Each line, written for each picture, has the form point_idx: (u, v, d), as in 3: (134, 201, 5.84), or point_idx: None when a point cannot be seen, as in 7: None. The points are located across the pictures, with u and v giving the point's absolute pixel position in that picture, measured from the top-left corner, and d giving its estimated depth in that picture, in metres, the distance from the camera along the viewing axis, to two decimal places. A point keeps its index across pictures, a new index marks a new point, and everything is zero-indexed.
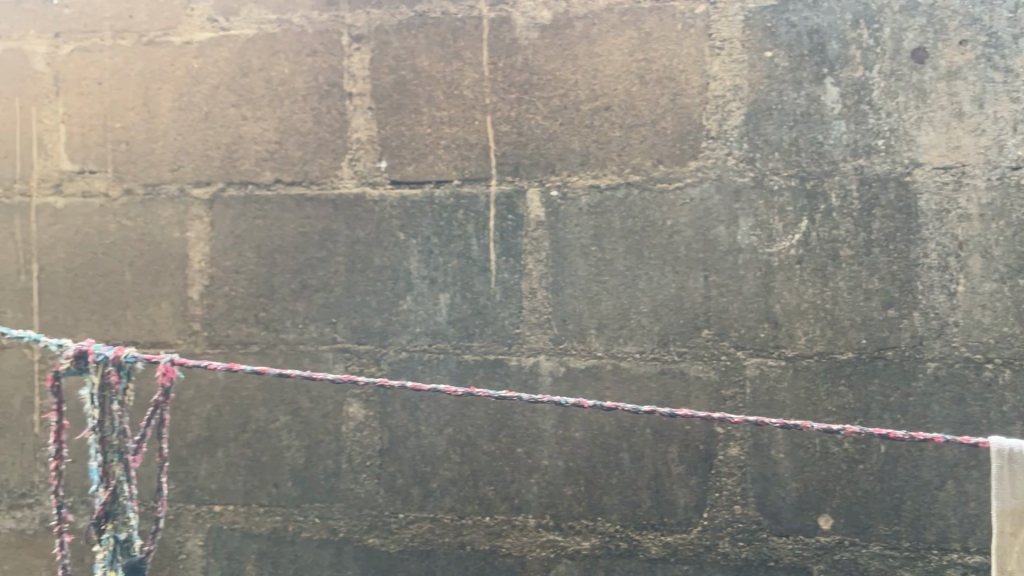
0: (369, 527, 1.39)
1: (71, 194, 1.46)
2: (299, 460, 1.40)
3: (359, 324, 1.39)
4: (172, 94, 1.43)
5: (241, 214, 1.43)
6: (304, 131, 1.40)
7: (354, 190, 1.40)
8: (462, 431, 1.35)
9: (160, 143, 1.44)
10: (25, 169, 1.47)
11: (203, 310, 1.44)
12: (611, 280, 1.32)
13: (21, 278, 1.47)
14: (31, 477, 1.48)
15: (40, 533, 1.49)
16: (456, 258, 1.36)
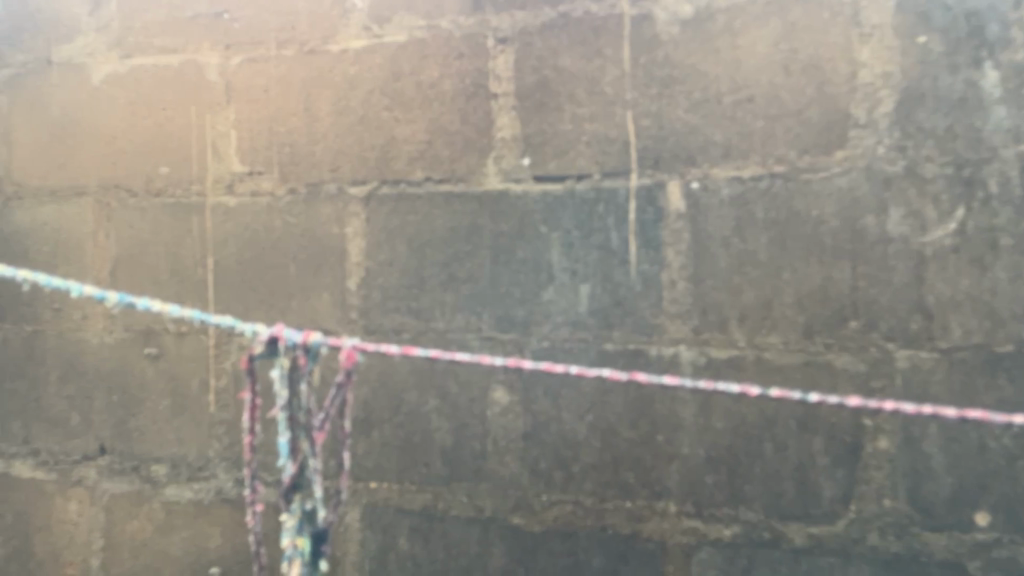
0: (514, 507, 1.44)
1: (241, 193, 1.59)
2: (448, 442, 1.47)
3: (503, 313, 1.45)
4: (330, 99, 1.53)
5: (393, 211, 1.51)
6: (452, 131, 1.46)
7: (499, 185, 1.44)
8: (603, 418, 1.39)
9: (321, 145, 1.55)
10: (201, 171, 1.61)
11: (359, 300, 1.54)
12: (754, 271, 1.32)
13: (198, 270, 1.61)
14: (206, 451, 1.60)
15: (215, 504, 1.61)
16: (597, 250, 1.39)
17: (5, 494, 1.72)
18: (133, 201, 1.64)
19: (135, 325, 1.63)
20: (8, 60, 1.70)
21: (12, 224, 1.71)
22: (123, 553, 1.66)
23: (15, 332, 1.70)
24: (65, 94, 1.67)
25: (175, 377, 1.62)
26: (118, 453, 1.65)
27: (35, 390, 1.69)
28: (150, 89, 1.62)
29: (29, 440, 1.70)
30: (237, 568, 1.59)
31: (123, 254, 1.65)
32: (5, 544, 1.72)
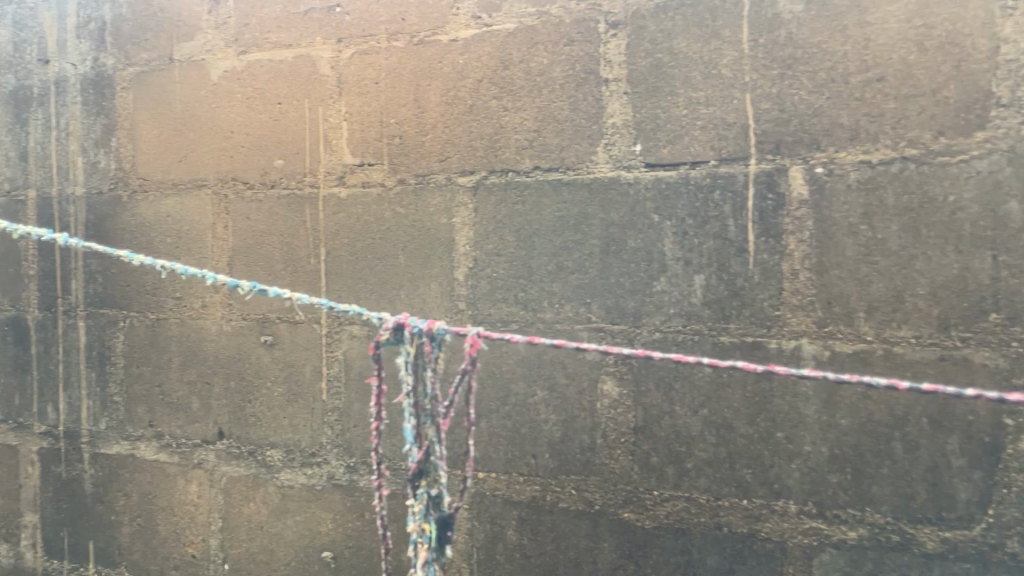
0: (624, 502, 1.41)
1: (352, 184, 1.61)
2: (556, 434, 1.44)
3: (614, 304, 1.41)
4: (439, 90, 1.53)
5: (501, 200, 1.49)
6: (561, 119, 1.43)
7: (610, 173, 1.41)
8: (719, 413, 1.34)
9: (429, 135, 1.55)
10: (314, 163, 1.64)
11: (467, 290, 1.52)
12: (883, 260, 1.25)
13: (311, 260, 1.64)
14: (319, 438, 1.64)
15: (327, 489, 1.64)
16: (712, 239, 1.34)
17: (131, 475, 1.80)
18: (249, 193, 1.69)
19: (251, 314, 1.68)
20: (133, 60, 1.78)
21: (138, 216, 1.78)
22: (241, 534, 1.71)
23: (141, 320, 1.78)
24: (186, 91, 1.73)
25: (290, 364, 1.66)
26: (236, 437, 1.71)
27: (160, 376, 1.77)
28: (265, 83, 1.66)
29: (154, 423, 1.78)
30: (348, 553, 1.62)
31: (240, 245, 1.70)
32: (131, 522, 1.80)
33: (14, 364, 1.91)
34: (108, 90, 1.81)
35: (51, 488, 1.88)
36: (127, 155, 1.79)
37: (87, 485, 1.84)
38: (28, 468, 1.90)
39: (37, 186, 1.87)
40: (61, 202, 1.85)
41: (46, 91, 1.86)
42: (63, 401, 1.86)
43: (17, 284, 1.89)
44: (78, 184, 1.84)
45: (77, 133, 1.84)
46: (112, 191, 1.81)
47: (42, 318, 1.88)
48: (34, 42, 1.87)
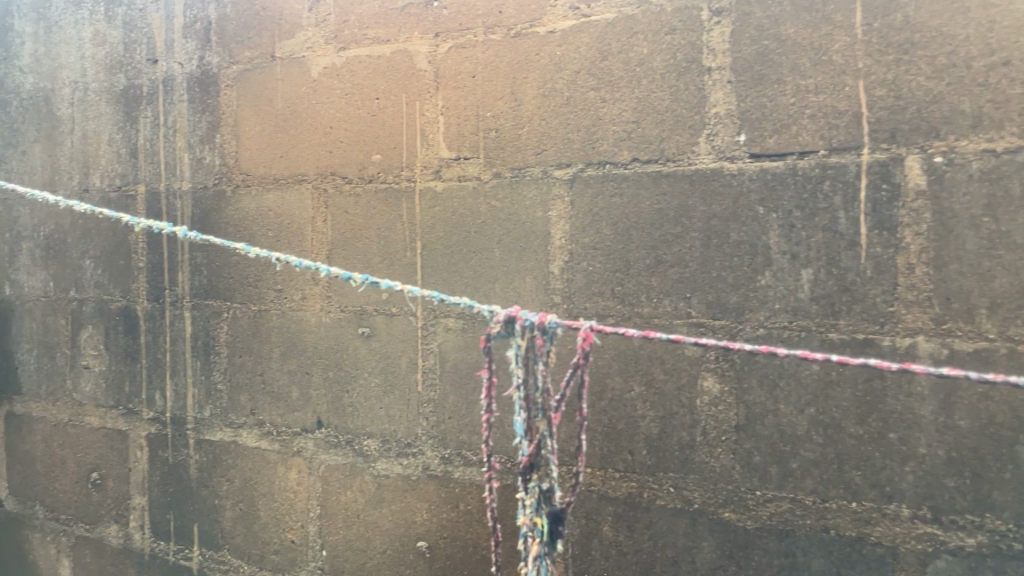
0: (725, 501, 1.37)
1: (448, 178, 1.61)
2: (654, 430, 1.42)
3: (715, 299, 1.37)
4: (536, 82, 1.51)
5: (599, 193, 1.47)
6: (662, 109, 1.41)
7: (712, 164, 1.38)
8: (827, 412, 1.30)
9: (525, 128, 1.53)
10: (411, 157, 1.65)
11: (563, 284, 1.50)
12: (1008, 254, 1.19)
13: (407, 254, 1.65)
14: (415, 428, 1.66)
15: (422, 480, 1.65)
16: (822, 232, 1.30)
17: (233, 461, 1.86)
18: (348, 187, 1.71)
19: (349, 306, 1.71)
20: (237, 58, 1.83)
21: (241, 210, 1.84)
22: (338, 522, 1.75)
23: (243, 311, 1.83)
24: (288, 88, 1.77)
25: (386, 356, 1.68)
26: (334, 426, 1.74)
27: (261, 365, 1.82)
28: (364, 79, 1.68)
29: (255, 411, 1.83)
30: (443, 543, 1.63)
31: (338, 238, 1.73)
32: (233, 507, 1.86)
33: (125, 352, 1.99)
34: (213, 87, 1.86)
35: (158, 472, 1.96)
36: (231, 151, 1.85)
37: (192, 470, 1.91)
38: (137, 452, 1.98)
39: (146, 181, 1.95)
40: (169, 196, 1.92)
41: (155, 90, 1.93)
42: (170, 389, 1.94)
43: (128, 275, 1.98)
44: (185, 179, 1.90)
45: (184, 130, 1.90)
46: (216, 185, 1.86)
47: (151, 308, 1.95)
48: (144, 42, 1.94)
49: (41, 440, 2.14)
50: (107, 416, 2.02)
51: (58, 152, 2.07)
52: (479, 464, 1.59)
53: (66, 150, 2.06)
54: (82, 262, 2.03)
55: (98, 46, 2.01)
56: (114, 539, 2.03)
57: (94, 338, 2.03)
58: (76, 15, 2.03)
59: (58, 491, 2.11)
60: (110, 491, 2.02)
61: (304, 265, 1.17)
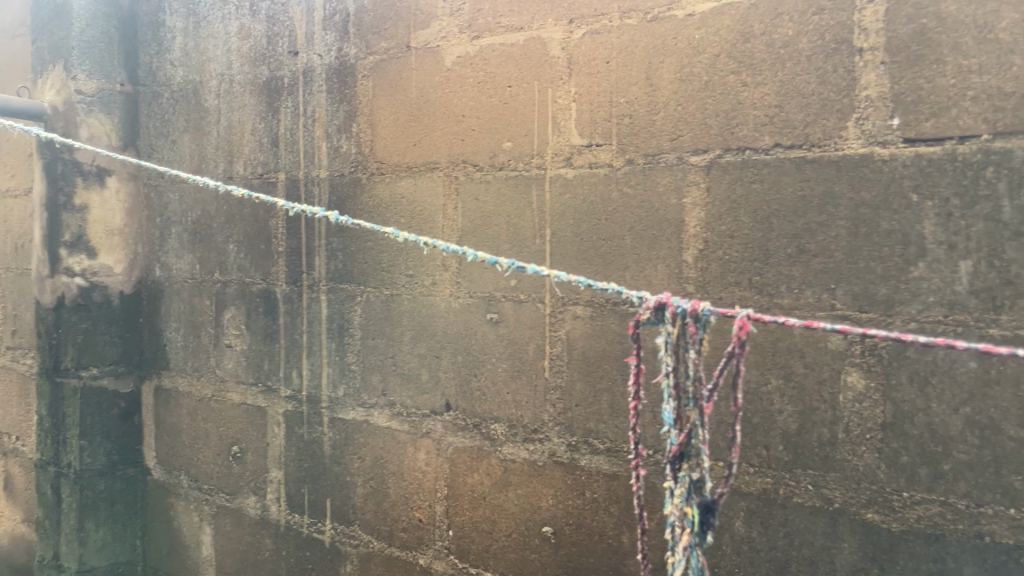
0: (868, 502, 1.32)
1: (580, 165, 1.60)
2: (792, 425, 1.38)
3: (862, 291, 1.31)
4: (672, 66, 1.48)
5: (738, 179, 1.43)
6: (808, 92, 1.35)
7: (861, 149, 1.32)
8: (984, 412, 1.22)
9: (661, 114, 1.50)
10: (542, 145, 1.64)
11: (697, 273, 1.47)
12: None
13: (536, 241, 1.66)
14: (541, 415, 1.65)
15: (548, 466, 1.65)
16: (983, 221, 1.22)
17: (365, 440, 1.93)
18: (479, 175, 1.74)
19: (478, 292, 1.74)
20: (373, 48, 1.88)
21: (375, 197, 1.89)
22: (465, 503, 1.77)
23: (376, 295, 1.89)
24: (422, 77, 1.81)
25: (515, 341, 1.69)
26: (462, 409, 1.77)
27: (392, 348, 1.87)
28: (497, 67, 1.69)
29: (387, 392, 1.89)
30: (569, 530, 1.62)
31: (468, 225, 1.76)
32: (364, 485, 1.93)
33: (265, 332, 2.09)
34: (350, 78, 1.92)
35: (294, 447, 2.05)
36: (366, 139, 1.90)
37: (326, 447, 1.99)
38: (275, 428, 2.08)
39: (286, 169, 2.03)
40: (307, 183, 2.00)
41: (295, 81, 2.01)
42: (306, 368, 2.02)
43: (268, 259, 2.07)
44: (322, 167, 1.98)
45: (322, 120, 1.98)
46: (352, 173, 1.93)
47: (289, 290, 2.04)
48: (285, 35, 2.02)
49: (187, 413, 2.27)
50: (247, 392, 2.13)
51: (205, 141, 2.19)
52: (606, 453, 1.57)
53: (212, 140, 2.18)
54: (226, 246, 2.15)
55: (243, 39, 2.10)
56: (252, 510, 2.14)
57: (236, 318, 2.14)
58: (223, 10, 2.13)
59: (202, 462, 2.24)
60: (249, 464, 2.13)
61: (452, 250, 1.17)
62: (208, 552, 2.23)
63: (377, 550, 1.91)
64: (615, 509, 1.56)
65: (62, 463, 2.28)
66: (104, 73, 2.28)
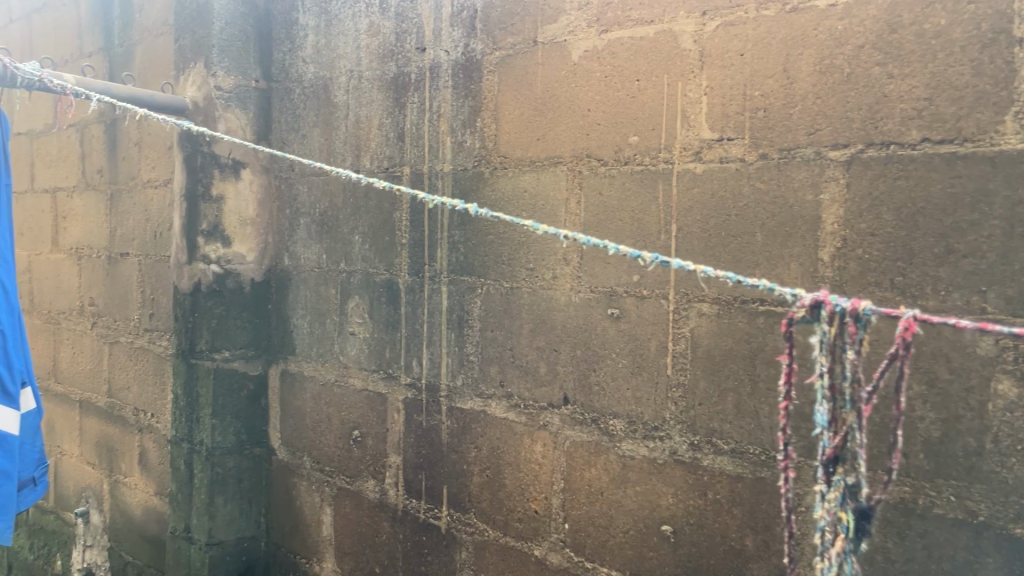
0: (1017, 517, 1.25)
1: (709, 160, 1.57)
2: (934, 433, 1.32)
3: (1017, 295, 1.24)
4: (812, 59, 1.44)
5: (880, 175, 1.37)
6: (961, 85, 1.29)
7: (1020, 145, 1.24)
8: None
9: (799, 107, 1.46)
10: (670, 139, 1.62)
11: (833, 272, 1.42)
12: None
13: (661, 236, 1.63)
14: (662, 412, 1.63)
15: (668, 464, 1.63)
16: None
17: (482, 430, 1.95)
18: (603, 169, 1.73)
19: (600, 287, 1.72)
20: (500, 44, 1.90)
21: (498, 191, 1.92)
22: (581, 497, 1.77)
23: (497, 288, 1.91)
24: (548, 71, 1.82)
25: (636, 338, 1.67)
26: (580, 404, 1.77)
27: (512, 340, 1.89)
28: (625, 60, 1.68)
29: (504, 384, 1.91)
30: (689, 530, 1.60)
31: (591, 220, 1.75)
32: (480, 474, 1.96)
33: (387, 321, 2.15)
34: (476, 74, 1.95)
35: (413, 434, 2.10)
36: (491, 134, 1.93)
37: (444, 435, 2.03)
38: (395, 415, 2.14)
39: (411, 163, 2.09)
40: (432, 177, 2.05)
41: (422, 77, 2.05)
42: (426, 357, 2.07)
43: (392, 250, 2.13)
44: (447, 161, 2.01)
45: (448, 115, 2.01)
46: (476, 167, 1.96)
47: (411, 281, 2.09)
48: (413, 32, 2.07)
49: (310, 397, 2.36)
50: (369, 379, 2.20)
51: (334, 135, 2.27)
52: (731, 453, 1.53)
53: (341, 135, 2.25)
54: (351, 237, 2.23)
55: (372, 36, 2.16)
56: (371, 493, 2.20)
57: (360, 307, 2.21)
58: (354, 8, 2.20)
59: (325, 445, 2.32)
60: (369, 449, 2.20)
61: (594, 243, 1.19)
62: (328, 531, 2.32)
63: (491, 538, 1.93)
64: (738, 512, 1.53)
65: (196, 441, 2.41)
66: (240, 70, 2.38)
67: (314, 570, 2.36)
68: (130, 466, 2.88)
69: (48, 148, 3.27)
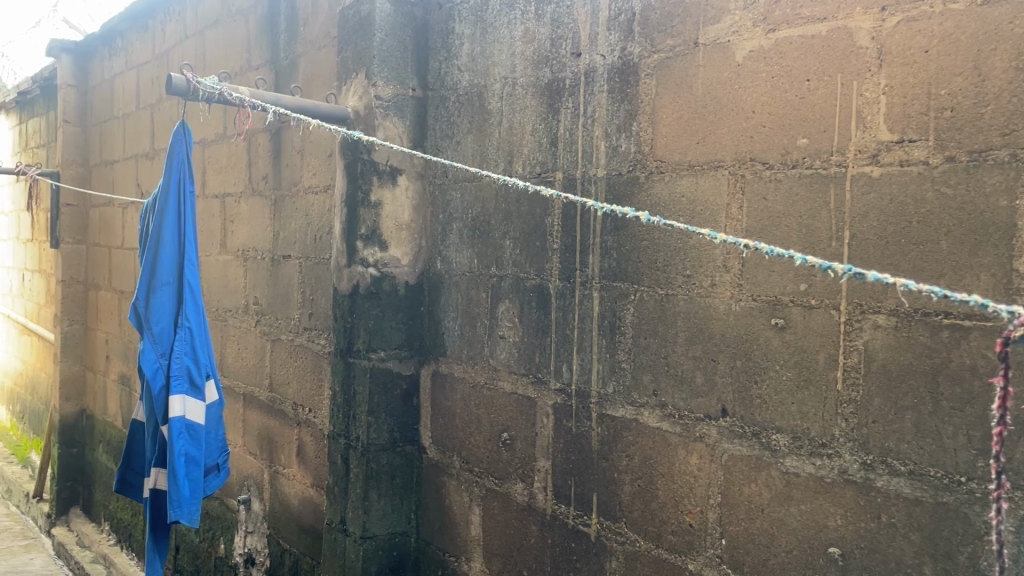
0: None
1: (888, 163, 1.48)
2: None
3: None
4: (1008, 53, 1.33)
5: None
6: None
7: None
8: None
9: (991, 106, 1.35)
10: (844, 141, 1.54)
11: None
12: None
13: (832, 243, 1.55)
14: (831, 429, 1.55)
15: (837, 483, 1.54)
16: None
17: (634, 438, 1.92)
18: (769, 173, 1.66)
19: (763, 295, 1.66)
20: (659, 47, 1.87)
21: (654, 196, 1.88)
22: (740, 513, 1.71)
23: (651, 294, 1.88)
24: (709, 73, 1.77)
25: (803, 350, 1.59)
26: (740, 417, 1.71)
27: (666, 349, 1.85)
28: (794, 60, 1.61)
29: (658, 393, 1.87)
30: (860, 554, 1.51)
31: (754, 226, 1.68)
32: (632, 483, 1.93)
33: (537, 326, 2.16)
34: (633, 77, 1.93)
35: (562, 439, 2.10)
36: (647, 138, 1.90)
37: (594, 442, 2.02)
38: (544, 419, 2.14)
39: (564, 168, 2.09)
40: (585, 182, 2.04)
41: (577, 82, 2.05)
42: (576, 363, 2.06)
43: (544, 255, 2.14)
44: (601, 166, 2.00)
45: (602, 119, 2.00)
46: (631, 172, 1.93)
47: (563, 287, 2.09)
48: (569, 37, 2.07)
49: (460, 398, 2.41)
50: (519, 382, 2.22)
51: (488, 141, 2.31)
52: (908, 475, 1.44)
53: (495, 141, 2.29)
54: (503, 242, 2.25)
55: (528, 43, 2.18)
56: (520, 496, 2.22)
57: (511, 311, 2.24)
58: (510, 16, 2.22)
59: (474, 446, 2.36)
60: (519, 452, 2.22)
61: (777, 253, 1.20)
62: (476, 531, 2.36)
63: (643, 549, 1.90)
64: (916, 537, 1.44)
65: (352, 436, 2.51)
66: (399, 79, 2.46)
67: (462, 569, 2.41)
68: (289, 457, 3.03)
69: (219, 156, 3.50)
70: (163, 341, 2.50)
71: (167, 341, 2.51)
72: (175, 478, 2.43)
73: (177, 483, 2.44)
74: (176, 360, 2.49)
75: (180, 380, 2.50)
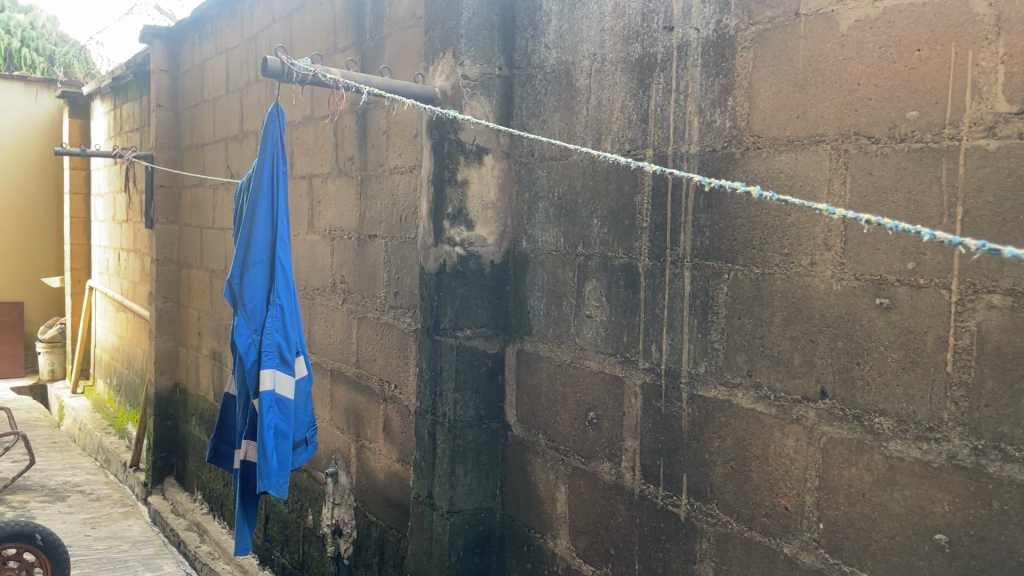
0: None
1: (1006, 135, 1.41)
2: None
3: None
4: None
5: None
6: None
7: None
8: None
9: None
10: (957, 114, 1.47)
11: None
12: None
13: (943, 220, 1.49)
14: (939, 412, 1.50)
15: (945, 468, 1.49)
16: None
17: (727, 420, 1.90)
18: (874, 148, 1.60)
19: (866, 274, 1.61)
20: (757, 19, 1.82)
21: (750, 172, 1.84)
22: (839, 497, 1.67)
23: (746, 274, 1.84)
24: (811, 45, 1.71)
25: (909, 331, 1.54)
26: (840, 399, 1.66)
27: (761, 329, 1.81)
28: (904, 29, 1.55)
29: (752, 373, 1.83)
30: (968, 541, 1.46)
31: (858, 202, 1.63)
32: (724, 464, 1.91)
33: (626, 305, 2.15)
34: (728, 51, 1.88)
35: (651, 419, 2.09)
36: (743, 113, 1.85)
37: (685, 422, 2.00)
38: (632, 399, 2.13)
39: (655, 145, 2.06)
40: (676, 159, 2.00)
41: (669, 57, 2.01)
42: (666, 342, 2.04)
43: (633, 234, 2.12)
44: (693, 142, 1.96)
45: (695, 95, 1.96)
46: (726, 148, 1.89)
47: (652, 266, 2.07)
48: (661, 11, 2.03)
49: (547, 376, 2.42)
50: (606, 361, 2.21)
51: (576, 119, 2.29)
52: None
53: (583, 119, 2.27)
54: (591, 220, 2.24)
55: (618, 18, 2.15)
56: (607, 475, 2.22)
57: (598, 290, 2.23)
58: None
59: (560, 424, 2.37)
60: (606, 431, 2.22)
61: (903, 228, 1.19)
62: (562, 509, 2.37)
63: (735, 531, 1.88)
64: None
65: (439, 413, 2.55)
66: (485, 58, 2.46)
67: (548, 546, 2.42)
68: (375, 432, 3.09)
69: (306, 137, 3.57)
70: (255, 317, 2.59)
71: (259, 317, 2.59)
72: (264, 450, 2.51)
73: (267, 454, 2.51)
74: (267, 336, 2.58)
75: (270, 355, 2.58)
